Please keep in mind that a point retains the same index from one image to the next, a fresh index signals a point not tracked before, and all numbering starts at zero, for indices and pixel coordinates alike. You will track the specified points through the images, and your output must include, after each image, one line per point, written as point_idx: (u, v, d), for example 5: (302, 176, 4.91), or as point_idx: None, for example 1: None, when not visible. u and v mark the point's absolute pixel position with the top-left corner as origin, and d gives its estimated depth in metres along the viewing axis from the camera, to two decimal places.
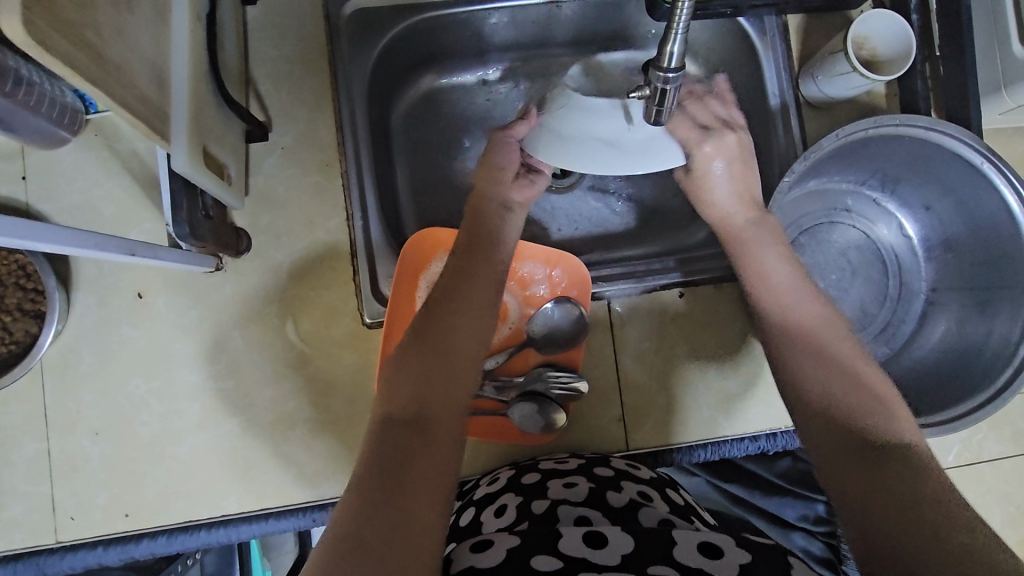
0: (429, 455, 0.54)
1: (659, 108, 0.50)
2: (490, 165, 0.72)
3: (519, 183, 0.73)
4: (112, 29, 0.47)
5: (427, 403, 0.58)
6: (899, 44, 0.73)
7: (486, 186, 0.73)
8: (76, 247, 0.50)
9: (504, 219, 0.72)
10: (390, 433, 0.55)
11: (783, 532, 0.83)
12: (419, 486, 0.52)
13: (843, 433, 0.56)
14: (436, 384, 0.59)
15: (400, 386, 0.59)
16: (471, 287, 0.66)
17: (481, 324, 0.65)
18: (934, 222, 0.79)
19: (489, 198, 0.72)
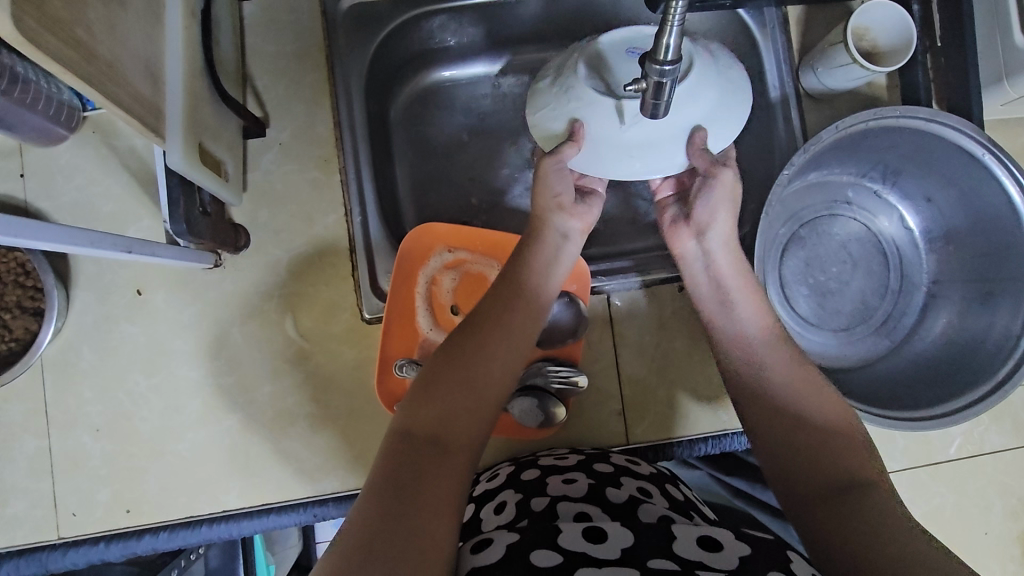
0: (452, 476, 0.49)
1: (656, 100, 0.49)
2: (545, 190, 0.64)
3: (577, 212, 0.67)
4: (103, 26, 0.47)
5: (458, 421, 0.53)
6: (900, 34, 0.72)
7: (547, 215, 0.66)
8: (72, 245, 0.50)
9: (560, 247, 0.66)
10: (413, 444, 0.50)
11: (785, 524, 0.79)
12: (438, 506, 0.47)
13: (804, 444, 0.53)
14: (470, 402, 0.54)
15: (430, 398, 0.53)
16: (513, 305, 0.61)
17: (522, 347, 0.60)
18: (934, 214, 0.78)
19: (549, 223, 0.66)
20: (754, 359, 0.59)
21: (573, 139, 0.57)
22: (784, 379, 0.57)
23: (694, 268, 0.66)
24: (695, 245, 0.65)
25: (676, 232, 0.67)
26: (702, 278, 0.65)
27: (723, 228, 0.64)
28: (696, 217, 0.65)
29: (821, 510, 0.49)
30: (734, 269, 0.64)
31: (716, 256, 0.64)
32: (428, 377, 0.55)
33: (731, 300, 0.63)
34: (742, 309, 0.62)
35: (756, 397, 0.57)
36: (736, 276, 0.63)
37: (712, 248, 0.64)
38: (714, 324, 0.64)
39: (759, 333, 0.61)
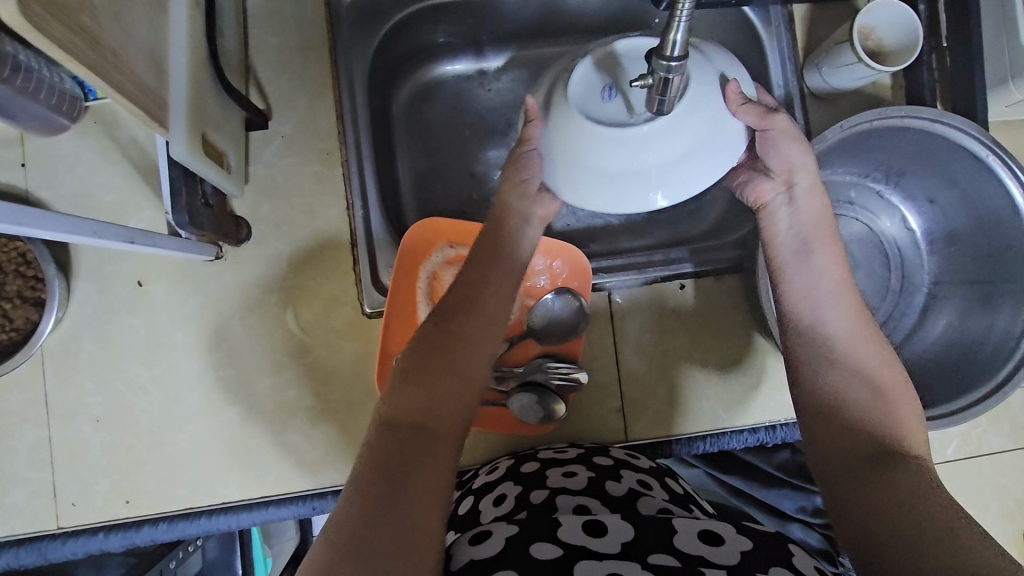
0: (437, 463, 0.50)
1: (661, 98, 0.47)
2: (514, 177, 0.60)
3: (540, 200, 0.62)
4: (107, 14, 0.46)
5: (439, 408, 0.53)
6: (907, 33, 0.71)
7: (510, 196, 0.62)
8: (76, 234, 0.50)
9: (521, 229, 0.63)
10: (396, 434, 0.50)
11: (782, 522, 0.83)
12: (426, 494, 0.47)
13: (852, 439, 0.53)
14: (453, 389, 0.54)
15: (410, 386, 0.53)
16: (491, 290, 0.60)
17: (499, 332, 0.59)
18: (937, 215, 0.78)
19: (511, 206, 0.62)
20: (815, 329, 0.58)
21: (529, 116, 0.56)
22: (842, 342, 0.57)
23: (776, 218, 0.63)
24: (778, 194, 0.62)
25: (756, 184, 0.64)
26: (783, 228, 0.62)
27: (809, 173, 0.62)
28: (774, 167, 0.62)
29: (858, 491, 0.49)
30: (816, 217, 0.61)
31: (802, 204, 0.62)
32: (408, 366, 0.55)
33: (811, 251, 0.60)
34: (822, 262, 0.60)
35: (814, 356, 0.58)
36: (818, 225, 0.61)
37: (797, 192, 0.61)
38: (782, 277, 0.61)
39: (832, 285, 0.59)
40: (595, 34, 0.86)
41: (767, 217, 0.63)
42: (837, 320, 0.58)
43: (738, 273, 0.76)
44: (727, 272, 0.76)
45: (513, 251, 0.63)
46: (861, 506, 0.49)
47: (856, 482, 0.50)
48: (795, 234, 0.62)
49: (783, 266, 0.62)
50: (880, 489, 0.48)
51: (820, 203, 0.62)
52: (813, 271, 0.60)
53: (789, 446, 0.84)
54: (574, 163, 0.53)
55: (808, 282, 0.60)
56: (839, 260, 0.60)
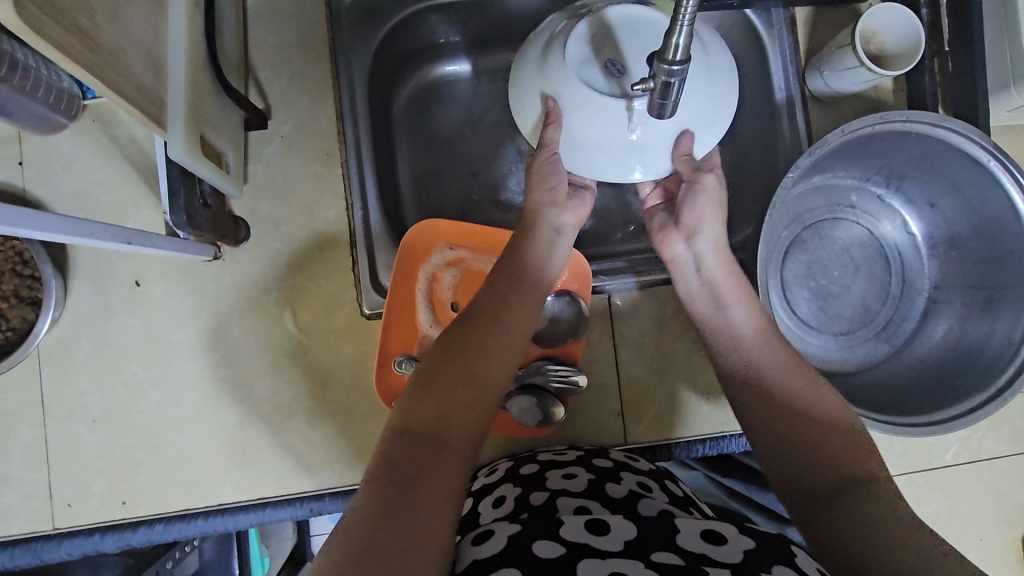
0: (451, 470, 0.49)
1: (664, 100, 0.48)
2: (541, 183, 0.65)
3: (571, 207, 0.67)
4: (105, 14, 0.46)
5: (455, 415, 0.52)
6: (909, 38, 0.71)
7: (538, 207, 0.66)
8: (72, 235, 0.50)
9: (553, 242, 0.67)
10: (410, 437, 0.50)
11: (782, 526, 0.79)
12: (437, 501, 0.47)
13: (812, 448, 0.52)
14: (470, 396, 0.54)
15: (429, 390, 0.53)
16: (510, 300, 0.60)
17: (518, 339, 0.59)
18: (938, 219, 0.78)
19: (540, 216, 0.66)
20: (750, 361, 0.59)
21: (547, 119, 0.56)
22: (778, 379, 0.57)
23: (685, 272, 0.67)
24: (685, 248, 0.67)
25: (666, 237, 0.69)
26: (694, 283, 0.66)
27: (712, 232, 0.66)
28: (684, 222, 0.67)
29: (821, 501, 0.49)
30: (722, 273, 0.65)
31: (706, 259, 0.65)
32: (428, 370, 0.54)
33: (724, 302, 0.63)
34: (735, 313, 0.62)
35: (754, 398, 0.57)
36: (725, 280, 0.64)
37: (702, 251, 0.65)
38: (708, 330, 0.64)
39: (754, 333, 0.61)
40: None
41: (677, 274, 0.67)
42: (760, 359, 0.59)
43: None
44: None
45: (538, 259, 0.65)
46: (833, 520, 0.48)
47: (815, 493, 0.50)
48: (704, 284, 0.65)
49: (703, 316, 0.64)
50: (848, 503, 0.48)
51: (724, 259, 0.65)
52: (729, 321, 0.63)
53: None
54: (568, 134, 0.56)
55: (733, 327, 0.62)
56: (753, 308, 0.63)
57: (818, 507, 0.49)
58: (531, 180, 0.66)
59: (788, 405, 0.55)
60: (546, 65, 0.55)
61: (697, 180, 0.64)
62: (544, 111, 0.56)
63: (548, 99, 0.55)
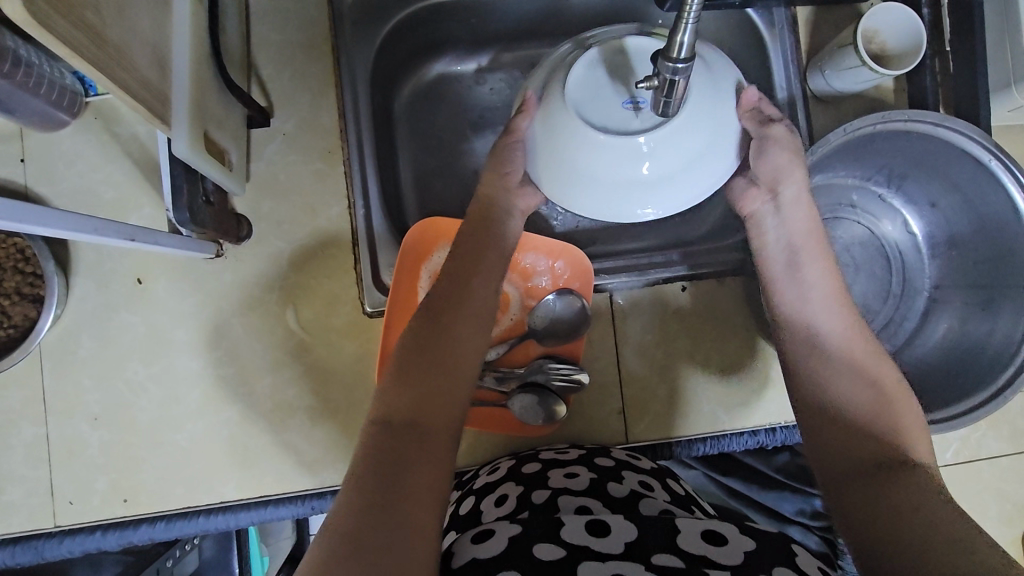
0: (431, 459, 0.50)
1: (667, 100, 0.48)
2: (498, 167, 0.64)
3: (522, 194, 0.65)
4: (110, 10, 0.46)
5: (431, 406, 0.53)
6: (911, 37, 0.71)
7: (495, 190, 0.65)
8: (77, 231, 0.50)
9: (504, 225, 0.65)
10: (389, 432, 0.50)
11: (782, 525, 0.83)
12: (421, 492, 0.47)
13: (858, 438, 0.53)
14: (443, 387, 0.54)
15: (402, 385, 0.54)
16: (476, 287, 0.61)
17: (484, 328, 0.60)
18: (938, 219, 0.78)
19: (494, 202, 0.65)
20: (806, 336, 0.61)
21: (523, 108, 0.59)
22: (826, 362, 0.58)
23: (762, 228, 0.65)
24: (765, 203, 0.65)
25: (746, 193, 0.66)
26: (772, 240, 0.64)
27: (794, 183, 0.63)
28: (761, 176, 0.63)
29: (859, 488, 0.51)
30: (804, 228, 0.63)
31: (788, 215, 0.63)
32: (399, 367, 0.55)
33: (800, 263, 0.63)
34: (809, 275, 0.62)
35: (805, 381, 0.59)
36: (806, 237, 0.63)
37: (784, 205, 0.63)
38: (776, 295, 0.64)
39: (825, 301, 0.61)
40: None
41: (754, 231, 0.66)
42: (826, 330, 0.60)
43: (740, 275, 0.75)
44: (729, 275, 0.75)
45: (498, 242, 0.65)
46: (868, 508, 0.49)
47: (854, 482, 0.51)
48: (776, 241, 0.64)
49: (772, 278, 0.64)
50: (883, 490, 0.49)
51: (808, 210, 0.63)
52: (803, 285, 0.62)
53: (788, 449, 0.85)
54: (571, 167, 0.54)
55: (797, 294, 0.62)
56: (828, 269, 0.62)
57: (857, 491, 0.51)
58: (490, 166, 0.65)
59: (829, 395, 0.57)
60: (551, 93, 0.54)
61: (766, 132, 0.60)
62: (523, 102, 0.59)
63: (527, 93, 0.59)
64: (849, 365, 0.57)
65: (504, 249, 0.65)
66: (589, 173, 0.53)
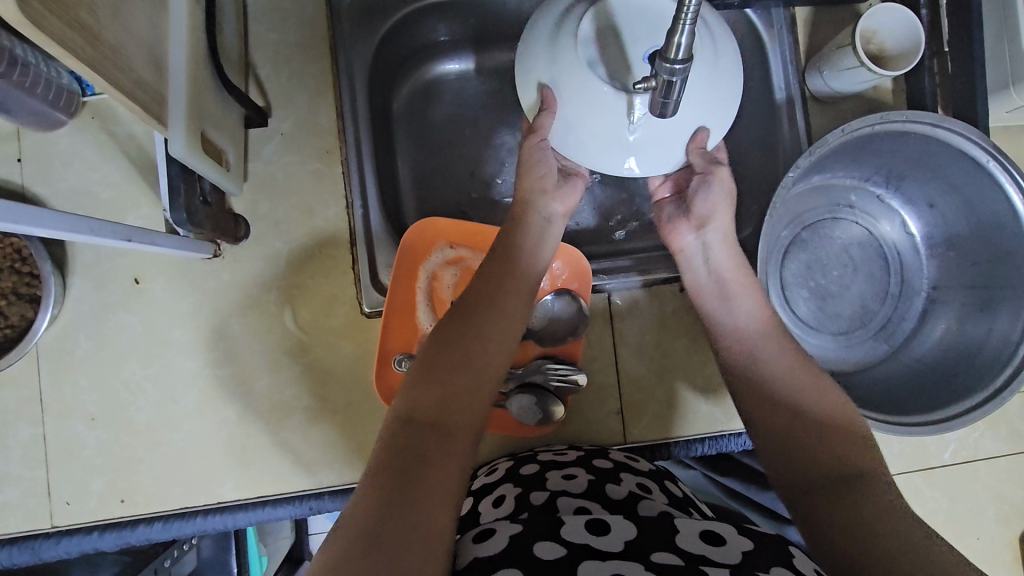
0: (451, 461, 0.49)
1: (665, 100, 0.48)
2: (531, 170, 0.64)
3: (561, 194, 0.65)
4: (106, 10, 0.46)
5: (454, 410, 0.52)
6: (909, 38, 0.71)
7: (528, 195, 0.65)
8: (73, 233, 0.50)
9: (544, 231, 0.65)
10: (411, 429, 0.50)
11: (778, 526, 0.80)
12: (439, 493, 0.47)
13: (819, 451, 0.52)
14: (467, 392, 0.54)
15: (428, 383, 0.53)
16: (503, 293, 0.60)
17: (513, 329, 0.59)
18: (937, 219, 0.78)
19: (529, 207, 0.65)
20: (753, 356, 0.60)
21: (544, 106, 0.55)
22: (780, 381, 0.57)
23: (694, 264, 0.66)
24: (695, 239, 0.66)
25: (675, 227, 0.67)
26: (703, 275, 0.65)
27: (720, 224, 0.65)
28: (693, 212, 0.65)
29: (824, 503, 0.49)
30: (731, 264, 0.64)
31: (715, 252, 0.65)
32: (424, 365, 0.55)
33: (730, 295, 0.63)
34: (741, 306, 0.63)
35: (758, 398, 0.58)
36: (733, 272, 0.64)
37: (711, 242, 0.65)
38: (715, 322, 0.64)
39: (758, 329, 0.61)
40: None
41: (686, 269, 0.67)
42: (769, 358, 0.59)
43: None
44: None
45: (531, 247, 0.64)
46: (828, 525, 0.48)
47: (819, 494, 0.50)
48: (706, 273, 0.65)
49: (708, 308, 0.64)
50: (835, 505, 0.49)
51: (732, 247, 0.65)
52: (737, 314, 0.62)
53: None
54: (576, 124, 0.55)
55: (736, 319, 0.62)
56: (761, 300, 0.63)
57: (820, 508, 0.49)
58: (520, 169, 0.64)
59: (793, 405, 0.56)
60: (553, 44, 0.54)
61: (712, 171, 0.61)
62: (540, 99, 0.55)
63: (543, 88, 0.55)
64: (807, 380, 0.57)
65: (540, 254, 0.65)
66: (580, 127, 0.55)
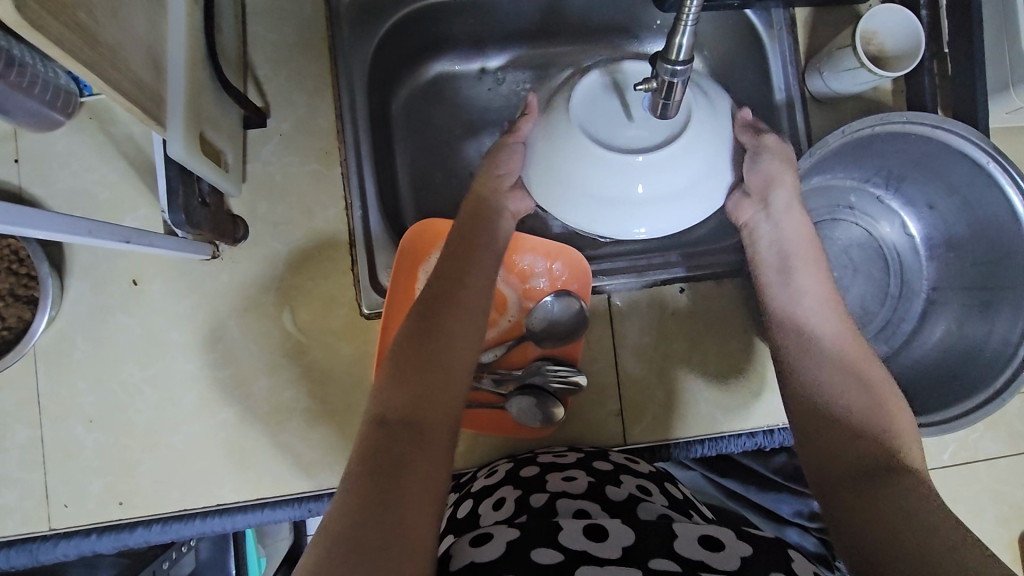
0: (428, 458, 0.49)
1: (665, 101, 0.48)
2: (491, 171, 0.66)
3: (513, 196, 0.67)
4: (104, 10, 0.45)
5: (428, 407, 0.52)
6: (910, 39, 0.71)
7: (483, 193, 0.66)
8: (70, 234, 0.49)
9: (496, 225, 0.66)
10: (387, 431, 0.50)
11: (778, 527, 0.83)
12: (418, 490, 0.47)
13: (853, 447, 0.53)
14: (440, 388, 0.54)
15: (398, 383, 0.53)
16: (475, 287, 0.61)
17: (479, 322, 0.60)
18: (937, 220, 0.78)
19: (488, 204, 0.66)
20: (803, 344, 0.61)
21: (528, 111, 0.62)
22: (826, 374, 0.58)
23: (758, 239, 0.66)
24: (758, 212, 0.65)
25: (738, 204, 0.66)
26: (766, 246, 0.65)
27: (785, 188, 0.63)
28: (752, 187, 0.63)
29: (853, 496, 0.51)
30: (800, 235, 0.64)
31: (783, 223, 0.64)
32: (393, 365, 0.55)
33: (794, 272, 0.64)
34: (804, 283, 0.63)
35: (802, 391, 0.59)
36: (800, 243, 0.64)
37: (779, 216, 0.64)
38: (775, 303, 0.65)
39: (818, 309, 0.62)
40: (596, 34, 0.85)
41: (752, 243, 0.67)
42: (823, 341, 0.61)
43: (737, 276, 0.75)
44: (727, 276, 0.75)
45: (490, 238, 0.65)
46: (852, 513, 0.50)
47: (848, 489, 0.51)
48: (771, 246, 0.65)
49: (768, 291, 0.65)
50: (864, 496, 0.50)
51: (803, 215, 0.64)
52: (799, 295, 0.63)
53: (786, 449, 0.85)
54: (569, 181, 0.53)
55: (793, 300, 0.63)
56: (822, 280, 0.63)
57: (847, 499, 0.51)
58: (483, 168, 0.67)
59: (832, 403, 0.57)
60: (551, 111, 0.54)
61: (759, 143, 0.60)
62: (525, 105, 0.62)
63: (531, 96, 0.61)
64: (849, 374, 0.58)
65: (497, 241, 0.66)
66: (582, 188, 0.53)
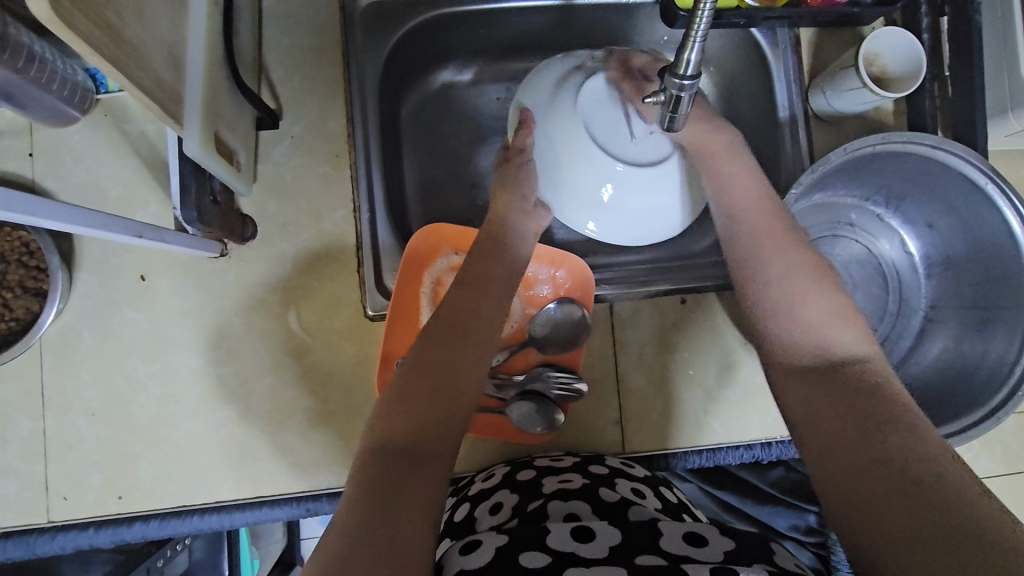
0: (428, 479, 0.50)
1: (673, 113, 0.52)
2: (514, 190, 0.69)
3: (535, 214, 0.70)
4: (130, 9, 0.47)
5: (427, 432, 0.54)
6: (911, 62, 0.73)
7: (507, 212, 0.69)
8: (85, 226, 0.50)
9: (516, 245, 0.68)
10: (388, 454, 0.51)
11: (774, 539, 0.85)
12: (417, 508, 0.48)
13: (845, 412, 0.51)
14: (439, 413, 0.56)
15: (401, 410, 0.55)
16: (478, 309, 0.63)
17: (485, 352, 0.61)
18: (936, 239, 0.79)
19: (504, 226, 0.69)
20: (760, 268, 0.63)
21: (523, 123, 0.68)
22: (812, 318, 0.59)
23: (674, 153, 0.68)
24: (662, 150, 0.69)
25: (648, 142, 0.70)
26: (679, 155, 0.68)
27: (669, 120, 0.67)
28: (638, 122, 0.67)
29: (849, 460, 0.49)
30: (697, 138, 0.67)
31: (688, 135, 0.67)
32: (398, 390, 0.56)
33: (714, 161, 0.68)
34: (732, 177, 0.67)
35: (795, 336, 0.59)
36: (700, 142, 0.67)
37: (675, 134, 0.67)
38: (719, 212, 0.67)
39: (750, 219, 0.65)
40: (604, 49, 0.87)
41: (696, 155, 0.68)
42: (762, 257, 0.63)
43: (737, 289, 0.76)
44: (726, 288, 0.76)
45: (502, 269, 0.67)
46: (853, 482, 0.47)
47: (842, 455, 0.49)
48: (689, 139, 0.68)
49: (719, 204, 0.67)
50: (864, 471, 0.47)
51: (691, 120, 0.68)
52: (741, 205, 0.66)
53: (782, 464, 0.86)
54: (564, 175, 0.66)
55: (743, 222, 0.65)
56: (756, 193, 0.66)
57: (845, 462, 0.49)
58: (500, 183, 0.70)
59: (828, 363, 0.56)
60: (557, 92, 0.66)
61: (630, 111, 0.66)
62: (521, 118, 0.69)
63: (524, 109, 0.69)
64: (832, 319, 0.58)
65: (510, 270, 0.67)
66: (565, 173, 0.66)
